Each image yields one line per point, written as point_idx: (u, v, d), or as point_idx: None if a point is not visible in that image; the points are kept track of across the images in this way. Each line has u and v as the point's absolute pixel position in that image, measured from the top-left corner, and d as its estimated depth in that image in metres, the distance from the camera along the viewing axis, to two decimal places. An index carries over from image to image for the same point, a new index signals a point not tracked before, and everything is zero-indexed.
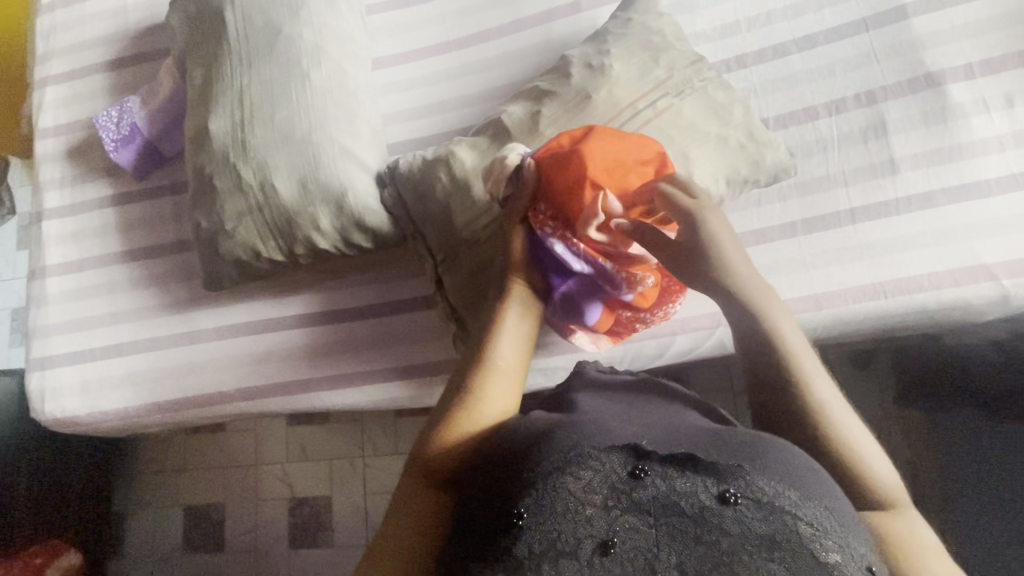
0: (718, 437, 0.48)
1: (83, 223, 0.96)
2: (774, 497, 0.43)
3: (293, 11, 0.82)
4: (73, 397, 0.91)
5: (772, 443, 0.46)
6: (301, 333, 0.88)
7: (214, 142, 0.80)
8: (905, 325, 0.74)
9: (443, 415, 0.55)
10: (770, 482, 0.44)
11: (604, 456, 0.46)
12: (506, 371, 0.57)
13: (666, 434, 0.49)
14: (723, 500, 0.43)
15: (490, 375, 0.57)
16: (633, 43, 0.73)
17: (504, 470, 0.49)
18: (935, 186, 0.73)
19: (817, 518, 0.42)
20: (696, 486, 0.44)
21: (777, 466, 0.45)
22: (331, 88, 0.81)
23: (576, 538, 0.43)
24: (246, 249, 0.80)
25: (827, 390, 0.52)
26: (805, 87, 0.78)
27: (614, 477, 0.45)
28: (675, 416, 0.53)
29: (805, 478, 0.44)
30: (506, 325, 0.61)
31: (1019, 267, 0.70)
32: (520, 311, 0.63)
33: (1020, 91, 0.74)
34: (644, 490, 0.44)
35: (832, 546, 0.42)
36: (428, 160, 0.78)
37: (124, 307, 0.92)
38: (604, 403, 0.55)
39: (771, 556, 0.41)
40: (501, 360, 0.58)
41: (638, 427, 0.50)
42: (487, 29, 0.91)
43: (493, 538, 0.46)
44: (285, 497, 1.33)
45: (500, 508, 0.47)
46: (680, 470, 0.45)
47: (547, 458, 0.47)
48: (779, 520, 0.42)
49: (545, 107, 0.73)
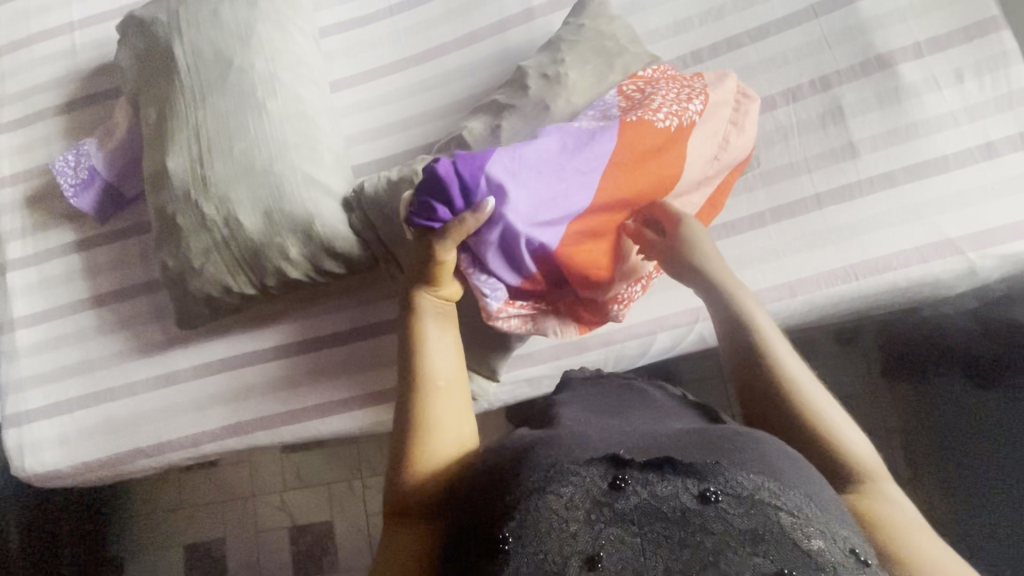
0: (694, 442, 0.48)
1: (48, 272, 0.94)
2: (753, 490, 0.43)
3: (242, 41, 0.81)
4: (53, 450, 0.89)
5: (745, 438, 0.48)
6: (282, 365, 0.87)
7: (174, 180, 0.78)
8: (879, 305, 0.75)
9: (399, 462, 0.54)
10: (748, 477, 0.44)
11: (583, 470, 0.45)
12: (449, 386, 0.57)
13: (641, 444, 0.49)
14: (705, 498, 0.42)
15: (431, 403, 0.55)
16: (586, 49, 0.73)
17: (483, 496, 0.48)
18: (895, 165, 0.74)
19: (799, 506, 0.42)
20: (677, 488, 0.43)
21: (754, 459, 0.46)
22: (289, 116, 0.80)
23: (562, 556, 0.41)
24: (216, 285, 0.79)
25: (794, 364, 0.56)
26: (761, 78, 0.79)
27: (595, 490, 0.43)
28: (647, 426, 0.53)
29: (781, 469, 0.45)
30: (432, 345, 0.58)
31: (983, 238, 0.71)
32: (438, 331, 0.60)
33: (969, 67, 0.75)
34: (626, 500, 0.43)
35: (817, 533, 0.41)
36: (392, 180, 0.77)
37: (98, 353, 0.91)
38: (583, 417, 0.55)
39: (758, 551, 0.40)
40: (440, 383, 0.56)
41: (612, 438, 0.50)
42: (443, 43, 0.91)
43: (479, 565, 0.45)
44: (285, 526, 1.32)
45: (485, 535, 0.46)
46: (660, 475, 0.44)
47: (528, 477, 0.46)
48: (762, 513, 0.42)
49: (504, 120, 0.72)
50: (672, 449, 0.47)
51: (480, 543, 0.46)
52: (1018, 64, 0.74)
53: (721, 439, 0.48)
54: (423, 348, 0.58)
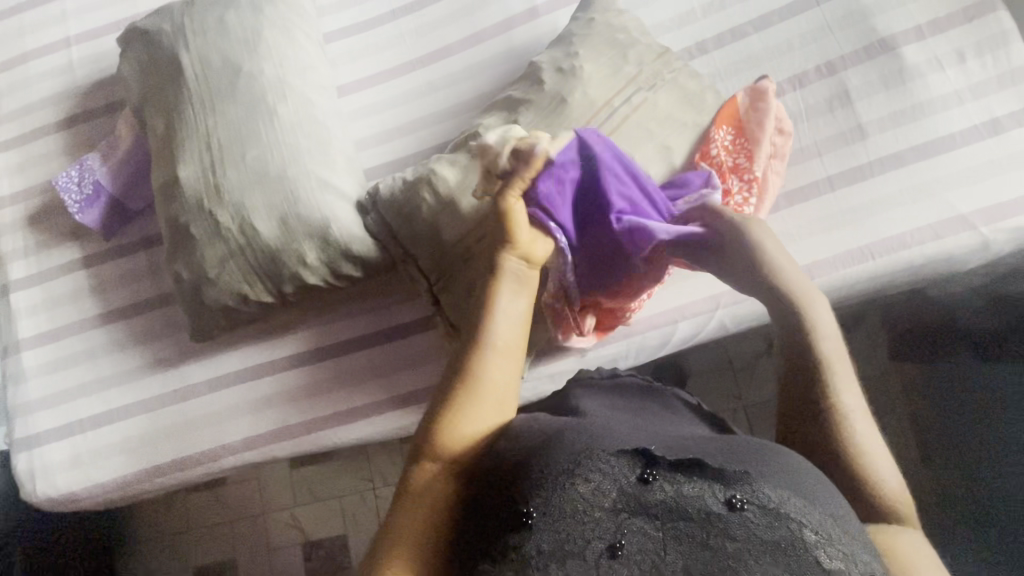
0: (721, 447, 0.47)
1: (54, 291, 0.92)
2: (779, 504, 0.42)
3: (250, 47, 0.80)
4: (65, 473, 0.87)
5: (772, 450, 0.47)
6: (300, 373, 0.86)
7: (186, 189, 0.77)
8: (897, 284, 0.76)
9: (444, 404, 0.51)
10: (775, 489, 0.43)
11: (614, 459, 0.45)
12: (509, 350, 0.54)
13: (670, 441, 0.48)
14: (730, 506, 0.43)
15: (492, 360, 0.53)
16: (598, 42, 0.73)
17: (506, 475, 0.47)
18: (904, 145, 0.75)
19: (822, 524, 0.42)
20: (704, 490, 0.43)
21: (782, 472, 0.45)
22: (300, 121, 0.79)
23: (584, 539, 0.42)
24: (232, 294, 0.78)
25: (854, 402, 0.51)
26: (768, 65, 0.80)
27: (624, 481, 0.44)
28: (673, 430, 0.53)
29: (808, 485, 0.44)
30: (503, 307, 0.54)
31: (994, 213, 0.72)
32: (512, 291, 0.56)
33: (970, 47, 0.77)
34: (653, 494, 0.43)
35: (836, 553, 0.41)
36: (408, 180, 0.77)
37: (109, 371, 0.89)
38: (608, 413, 0.54)
39: (777, 562, 0.40)
40: (504, 344, 0.53)
41: (638, 434, 0.49)
42: (448, 44, 0.91)
43: (492, 545, 0.44)
44: (299, 542, 1.30)
45: (500, 515, 0.46)
46: (688, 475, 0.44)
47: (555, 462, 0.45)
48: (785, 527, 0.41)
49: (521, 115, 0.72)
50: (701, 451, 0.46)
51: (494, 522, 0.46)
52: (1017, 42, 0.76)
53: (748, 448, 0.47)
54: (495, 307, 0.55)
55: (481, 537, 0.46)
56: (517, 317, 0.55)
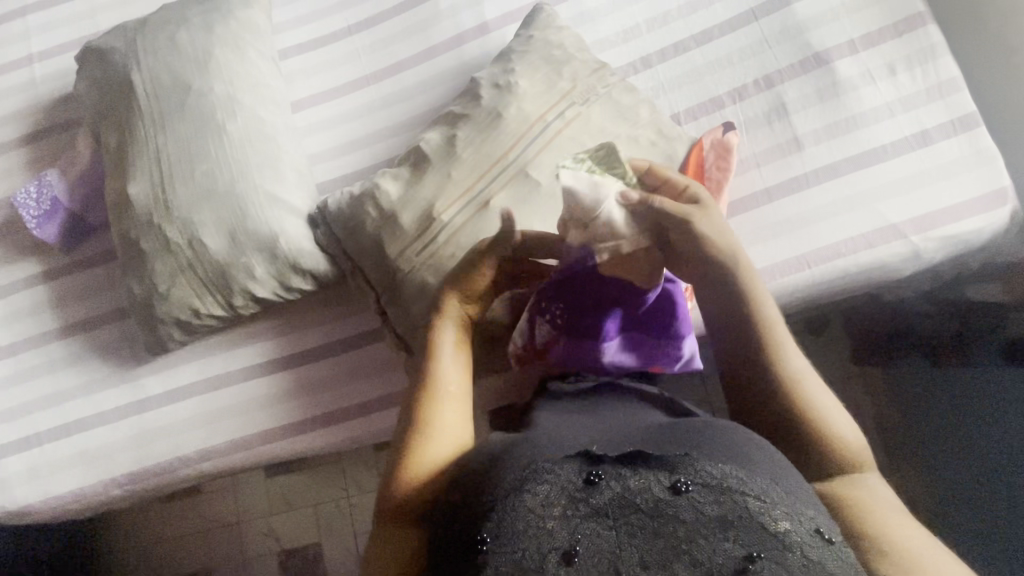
0: (663, 436, 0.50)
1: (14, 305, 0.93)
2: (721, 479, 0.45)
3: (200, 66, 0.82)
4: (23, 486, 0.87)
5: (713, 430, 0.50)
6: (255, 384, 0.87)
7: (137, 205, 0.79)
8: (835, 290, 0.77)
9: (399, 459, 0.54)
10: (717, 466, 0.45)
11: (559, 467, 0.46)
12: (456, 396, 0.57)
13: (613, 441, 0.50)
14: (676, 489, 0.44)
15: (439, 408, 0.56)
16: (536, 59, 0.75)
17: (462, 497, 0.48)
18: (839, 157, 0.77)
19: (764, 491, 0.44)
20: (649, 481, 0.45)
21: (721, 451, 0.47)
22: (249, 137, 0.81)
23: (541, 554, 0.42)
24: (184, 308, 0.79)
25: (799, 362, 0.55)
26: (708, 79, 0.82)
27: (571, 487, 0.45)
28: (625, 422, 0.55)
29: (747, 456, 0.47)
30: (443, 354, 0.59)
31: (925, 222, 0.74)
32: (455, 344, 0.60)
33: (901, 60, 0.79)
34: (600, 494, 0.44)
35: (780, 515, 0.43)
36: (355, 195, 0.78)
37: (68, 384, 0.90)
38: (563, 419, 0.56)
39: (725, 536, 0.43)
40: (450, 390, 0.57)
41: (587, 437, 0.51)
42: (401, 60, 0.93)
43: (459, 569, 0.45)
44: (273, 551, 1.30)
45: (462, 541, 0.46)
46: (632, 469, 0.46)
47: (504, 478, 0.46)
48: (729, 500, 0.44)
49: (460, 131, 0.74)
50: (643, 443, 0.49)
51: (458, 547, 0.46)
52: (945, 56, 0.78)
53: (689, 431, 0.50)
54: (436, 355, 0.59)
55: (448, 563, 0.46)
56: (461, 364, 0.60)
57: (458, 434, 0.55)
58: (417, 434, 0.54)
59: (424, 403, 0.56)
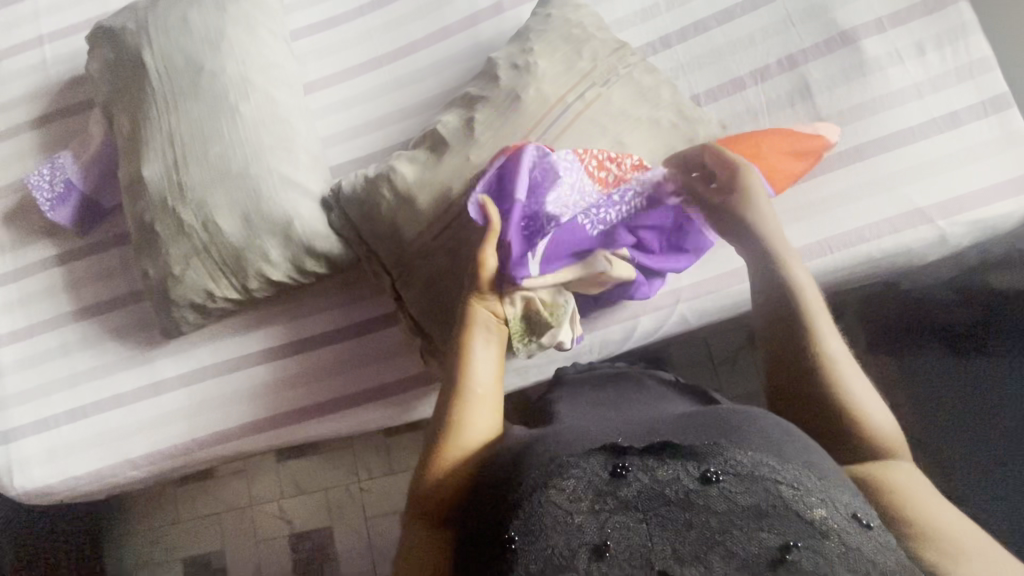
0: (689, 425, 0.48)
1: (29, 288, 0.93)
2: (752, 467, 0.43)
3: (213, 46, 0.81)
4: (42, 466, 0.88)
5: (746, 419, 0.48)
6: (270, 368, 0.87)
7: (151, 188, 0.78)
8: (858, 277, 0.76)
9: (431, 455, 0.54)
10: (747, 454, 0.44)
11: (583, 461, 0.45)
12: (486, 398, 0.56)
13: (639, 431, 0.49)
14: (706, 479, 0.43)
15: (471, 409, 0.55)
16: (554, 38, 0.74)
17: (487, 497, 0.49)
18: (864, 139, 0.75)
19: (796, 477, 0.43)
20: (678, 471, 0.44)
21: (751, 438, 0.46)
22: (263, 119, 0.80)
23: (571, 548, 0.42)
24: (199, 291, 0.79)
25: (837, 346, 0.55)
26: (729, 59, 0.80)
27: (597, 480, 0.44)
28: (651, 413, 0.54)
29: (780, 445, 0.46)
30: (478, 350, 0.58)
31: (952, 207, 0.72)
32: (485, 340, 0.59)
33: (930, 39, 0.77)
34: (628, 487, 0.43)
35: (814, 502, 0.42)
36: (369, 177, 0.77)
37: (83, 366, 0.90)
38: (588, 414, 0.55)
39: (761, 525, 0.41)
40: (479, 392, 0.56)
41: (611, 428, 0.50)
42: (414, 40, 0.91)
43: (487, 560, 0.45)
44: (285, 534, 1.32)
45: (489, 534, 0.46)
46: (659, 459, 0.45)
47: (530, 474, 0.47)
48: (762, 488, 0.43)
49: (477, 112, 0.73)
50: (670, 433, 0.47)
51: (485, 547, 0.46)
52: (976, 35, 0.76)
53: (717, 420, 0.48)
54: (470, 354, 0.57)
55: (475, 553, 0.47)
56: (495, 367, 0.58)
57: (486, 430, 0.55)
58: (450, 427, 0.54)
59: (454, 405, 0.55)
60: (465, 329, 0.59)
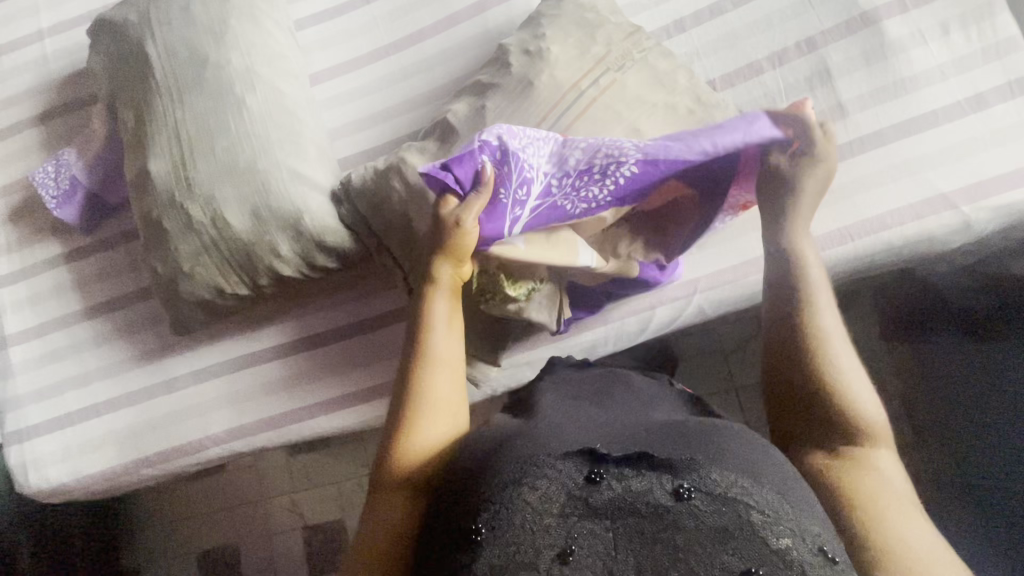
0: (667, 438, 0.47)
1: (38, 286, 0.93)
2: (725, 488, 0.42)
3: (216, 37, 0.79)
4: (57, 464, 0.88)
5: (724, 433, 0.48)
6: (281, 363, 0.86)
7: (157, 183, 0.77)
8: (877, 265, 0.74)
9: (394, 434, 0.52)
10: (723, 473, 0.43)
11: (560, 463, 0.44)
12: (450, 367, 0.54)
13: (617, 438, 0.48)
14: (677, 496, 0.42)
15: (434, 381, 0.53)
16: (567, 23, 0.72)
17: (457, 483, 0.47)
18: (885, 123, 0.74)
19: (769, 503, 0.42)
20: (651, 484, 0.42)
21: (728, 457, 0.44)
22: (269, 111, 0.78)
23: (535, 548, 0.40)
24: (209, 287, 0.78)
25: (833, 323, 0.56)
26: (746, 43, 0.78)
27: (571, 484, 0.42)
28: (633, 419, 0.52)
29: (757, 466, 0.44)
30: (438, 323, 0.56)
31: (977, 191, 0.70)
32: (448, 309, 0.57)
33: (954, 19, 0.74)
34: (600, 494, 0.42)
35: (783, 531, 0.41)
36: (379, 170, 0.76)
37: (95, 364, 0.90)
38: (566, 409, 0.53)
39: (725, 548, 0.40)
40: (443, 362, 0.54)
41: (590, 433, 0.48)
42: (421, 28, 0.89)
43: (448, 558, 0.43)
44: (298, 526, 1.32)
45: (455, 524, 0.44)
46: (635, 469, 0.43)
47: (503, 469, 0.44)
48: (732, 511, 0.41)
49: (488, 100, 0.71)
50: (648, 446, 0.46)
51: (449, 535, 0.45)
52: (1002, 14, 0.74)
53: (697, 436, 0.47)
54: (431, 328, 0.55)
55: (439, 543, 0.45)
56: (457, 335, 0.57)
57: (453, 401, 0.54)
58: (414, 406, 0.52)
59: (416, 377, 0.53)
60: (424, 304, 0.57)
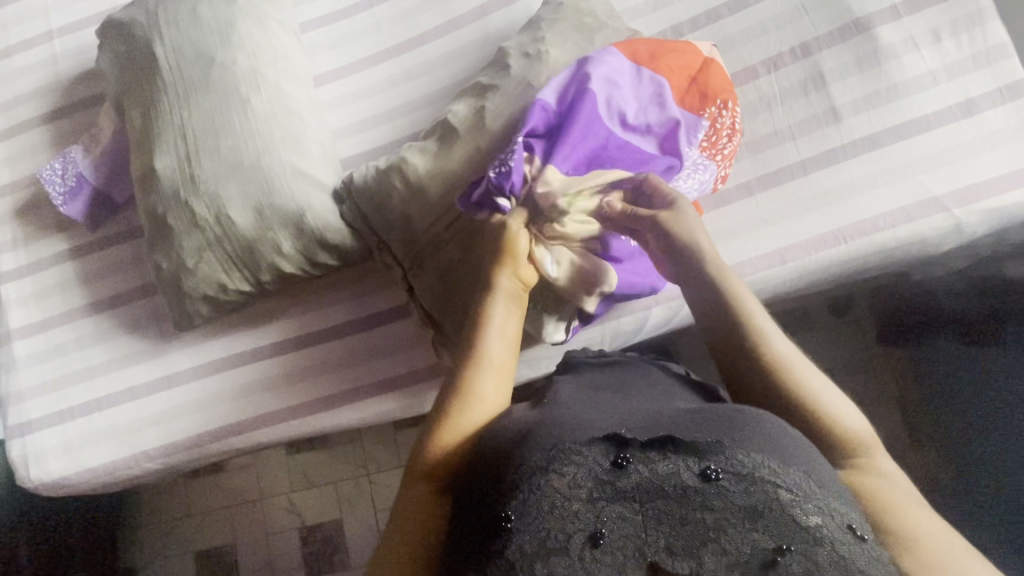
0: (692, 419, 0.47)
1: (44, 282, 0.94)
2: (753, 469, 0.42)
3: (223, 37, 0.81)
4: (57, 458, 0.89)
5: (749, 416, 0.46)
6: (282, 360, 0.87)
7: (162, 180, 0.78)
8: (870, 266, 0.75)
9: (439, 415, 0.53)
10: (749, 454, 0.43)
11: (585, 449, 0.44)
12: (499, 368, 0.55)
13: (641, 421, 0.48)
14: (705, 477, 0.43)
15: (483, 376, 0.54)
16: (566, 28, 0.74)
17: (487, 469, 0.48)
18: (879, 127, 0.75)
19: (796, 482, 0.42)
20: (678, 467, 0.43)
21: (753, 437, 0.44)
22: (273, 111, 0.80)
23: (566, 534, 0.42)
24: (212, 284, 0.79)
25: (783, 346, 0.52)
26: (741, 48, 0.80)
27: (598, 469, 0.44)
28: (656, 402, 0.53)
29: (782, 446, 0.44)
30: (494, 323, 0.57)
31: (967, 195, 0.72)
32: (505, 311, 0.59)
33: (945, 26, 0.76)
34: (628, 478, 0.43)
35: (812, 509, 0.41)
36: (381, 169, 0.77)
37: (99, 359, 0.91)
38: (586, 396, 0.54)
39: (754, 526, 0.41)
40: (492, 362, 0.55)
41: (613, 417, 0.49)
42: (424, 31, 0.91)
43: (480, 543, 0.44)
44: (296, 526, 1.32)
45: (487, 511, 0.45)
46: (661, 453, 0.44)
47: (529, 457, 0.45)
48: (760, 490, 0.42)
49: (488, 102, 0.73)
50: (673, 427, 0.46)
51: (480, 520, 0.45)
52: (992, 21, 0.75)
53: (724, 417, 0.46)
54: (486, 325, 0.57)
55: (473, 532, 0.46)
56: (511, 340, 0.58)
57: (498, 405, 0.54)
58: (458, 403, 0.53)
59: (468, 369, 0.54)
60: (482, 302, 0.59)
